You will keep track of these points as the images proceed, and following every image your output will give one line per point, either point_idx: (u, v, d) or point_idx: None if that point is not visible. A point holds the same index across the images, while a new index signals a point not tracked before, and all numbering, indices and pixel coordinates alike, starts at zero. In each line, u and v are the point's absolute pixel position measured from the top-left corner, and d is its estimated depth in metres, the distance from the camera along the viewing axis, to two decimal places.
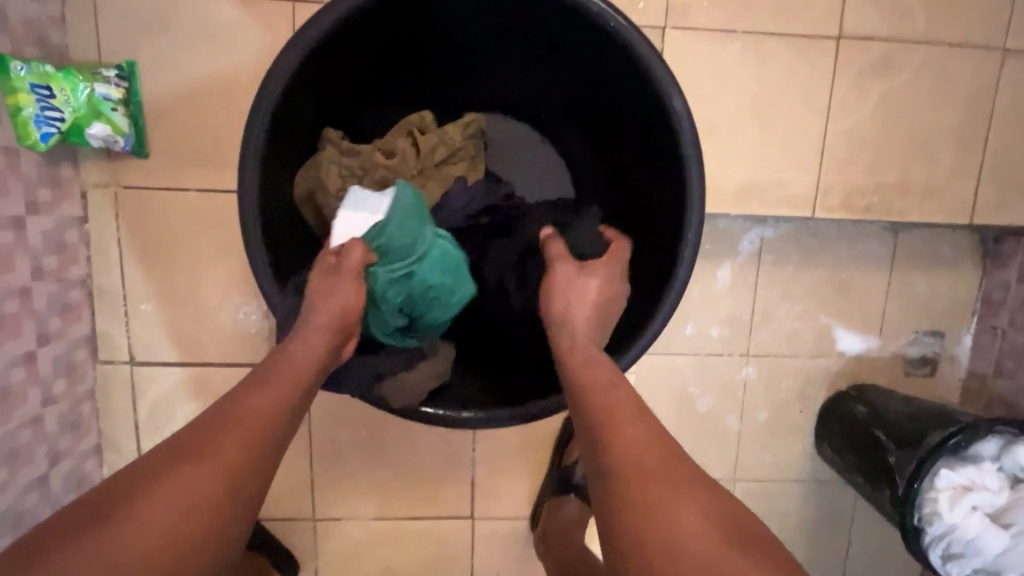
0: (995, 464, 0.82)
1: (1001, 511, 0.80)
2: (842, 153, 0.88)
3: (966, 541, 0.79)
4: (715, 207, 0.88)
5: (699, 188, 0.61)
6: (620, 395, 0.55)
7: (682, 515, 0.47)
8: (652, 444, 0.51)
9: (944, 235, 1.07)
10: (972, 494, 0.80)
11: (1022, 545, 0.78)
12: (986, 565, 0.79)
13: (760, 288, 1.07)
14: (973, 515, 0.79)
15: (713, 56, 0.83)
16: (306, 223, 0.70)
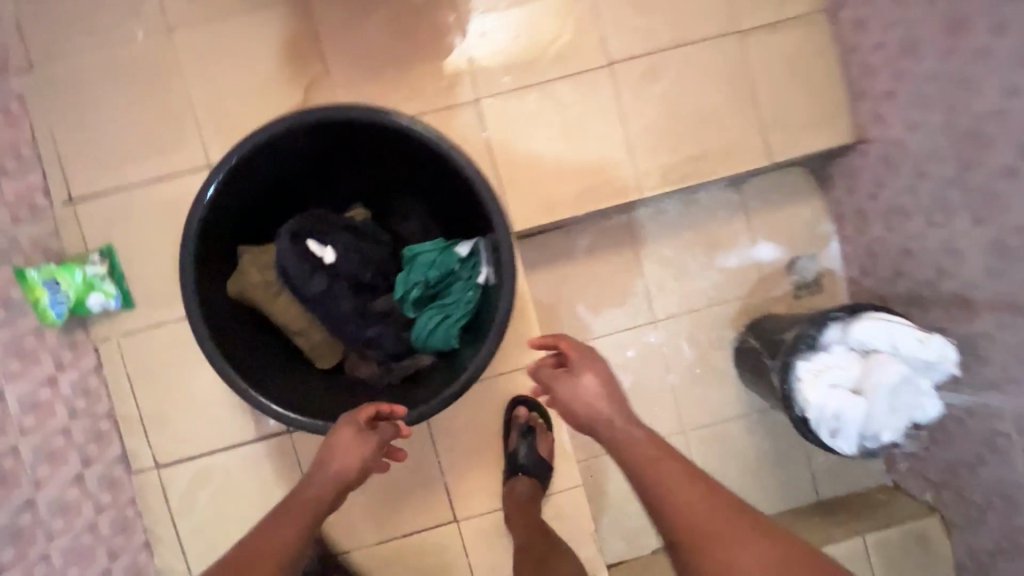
0: (843, 345, 0.96)
1: (858, 382, 0.94)
2: (646, 144, 1.11)
3: (839, 415, 0.94)
4: (563, 214, 1.11)
5: (499, 216, 0.84)
6: (707, 493, 0.68)
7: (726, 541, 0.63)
8: (740, 526, 0.64)
9: (778, 175, 1.27)
10: (828, 376, 0.95)
11: (880, 404, 0.93)
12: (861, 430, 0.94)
13: (644, 264, 1.27)
14: (837, 392, 0.94)
15: (519, 108, 1.09)
16: (245, 319, 0.94)
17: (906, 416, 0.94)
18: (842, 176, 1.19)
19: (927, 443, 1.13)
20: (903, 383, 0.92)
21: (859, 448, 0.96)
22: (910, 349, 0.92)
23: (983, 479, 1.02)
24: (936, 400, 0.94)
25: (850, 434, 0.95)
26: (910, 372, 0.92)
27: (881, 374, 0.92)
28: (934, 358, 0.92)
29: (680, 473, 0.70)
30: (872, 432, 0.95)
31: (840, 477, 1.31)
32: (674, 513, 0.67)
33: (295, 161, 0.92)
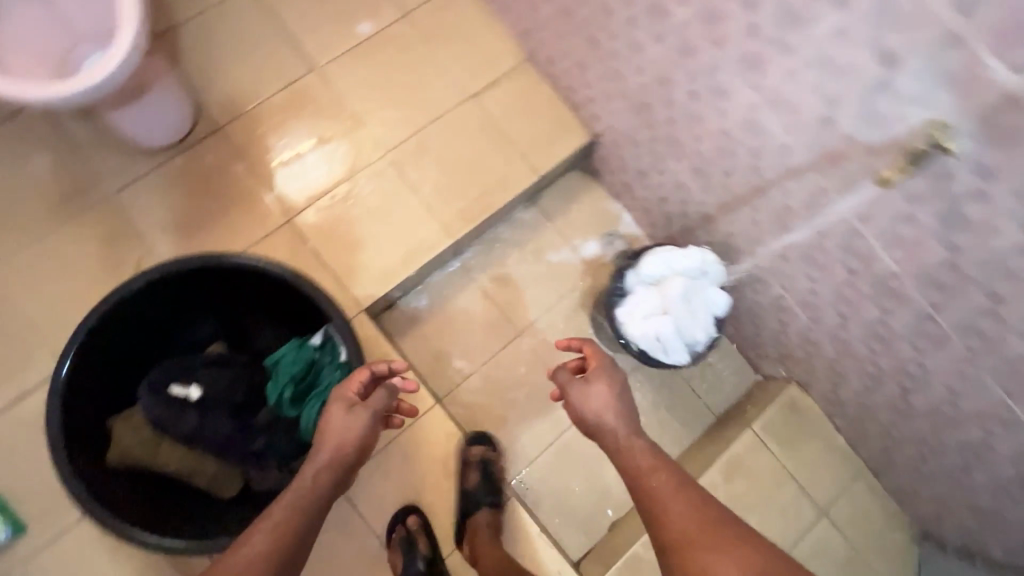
0: (639, 284, 1.19)
1: (661, 305, 1.16)
2: (440, 200, 1.35)
3: (659, 335, 1.15)
4: (397, 278, 1.30)
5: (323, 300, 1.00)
6: (697, 503, 0.85)
7: (711, 546, 0.80)
8: (718, 535, 0.81)
9: (559, 182, 1.55)
10: (639, 310, 1.17)
11: (680, 314, 1.15)
12: (679, 340, 1.16)
13: (489, 292, 1.49)
14: (650, 319, 1.15)
15: (327, 215, 1.31)
16: (138, 480, 1.00)
17: (707, 313, 1.17)
18: (602, 166, 1.50)
19: (755, 330, 1.37)
20: (690, 290, 1.15)
21: (689, 353, 1.17)
22: (682, 263, 1.16)
23: (793, 336, 1.26)
24: (721, 292, 1.18)
25: (676, 345, 1.16)
26: (691, 280, 1.16)
27: (670, 291, 1.15)
28: (703, 262, 1.16)
29: (680, 482, 0.88)
30: (691, 336, 1.16)
31: (724, 390, 1.51)
32: (661, 517, 0.85)
33: (140, 329, 1.03)
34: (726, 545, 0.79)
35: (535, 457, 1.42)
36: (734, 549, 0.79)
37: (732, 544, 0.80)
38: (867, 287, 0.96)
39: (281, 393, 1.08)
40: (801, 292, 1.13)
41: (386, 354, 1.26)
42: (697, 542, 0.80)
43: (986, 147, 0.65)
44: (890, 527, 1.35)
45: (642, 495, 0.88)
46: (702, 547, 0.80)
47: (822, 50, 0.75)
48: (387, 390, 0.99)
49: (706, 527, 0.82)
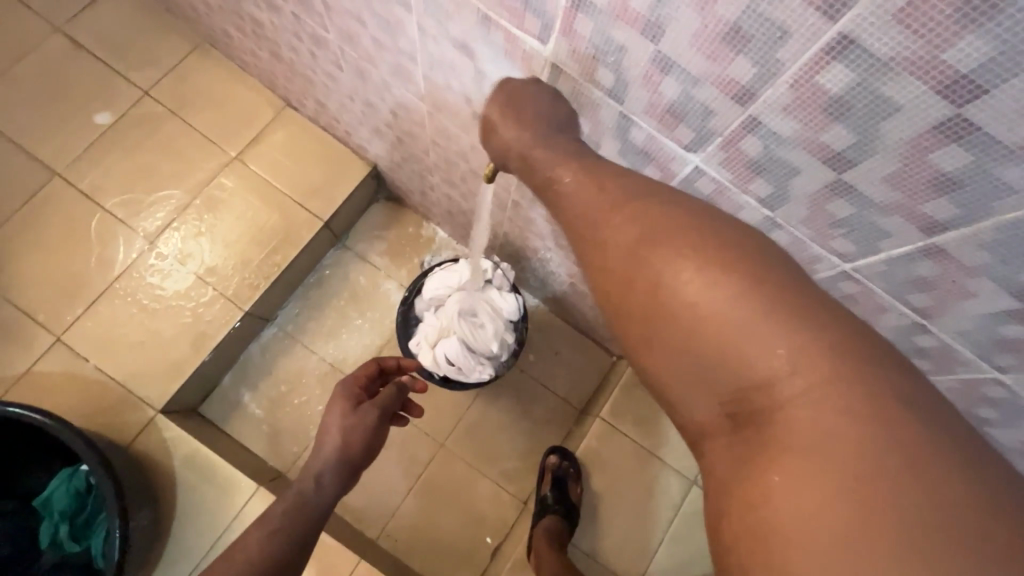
0: (426, 310, 1.17)
1: (443, 329, 1.13)
2: (224, 272, 1.28)
3: (450, 356, 1.11)
4: (192, 366, 1.22)
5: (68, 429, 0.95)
6: (667, 238, 0.42)
7: (692, 325, 0.40)
8: (710, 272, 0.40)
9: (365, 216, 1.50)
10: (428, 336, 1.14)
11: (463, 332, 1.11)
12: (469, 360, 1.12)
13: (316, 348, 1.42)
14: (439, 342, 1.12)
15: (99, 318, 1.21)
16: None
17: (499, 319, 1.14)
18: (399, 190, 1.45)
19: (583, 316, 1.34)
20: (470, 302, 1.13)
21: (488, 366, 1.13)
22: (457, 278, 1.15)
23: (606, 317, 1.23)
24: (510, 295, 1.16)
25: (469, 363, 1.12)
26: (470, 292, 1.14)
27: (450, 308, 1.12)
28: (478, 271, 1.14)
29: (633, 231, 0.43)
30: (485, 349, 1.13)
31: (582, 381, 1.47)
32: (614, 288, 0.44)
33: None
34: (730, 314, 0.39)
35: (399, 505, 1.36)
36: (748, 341, 0.38)
37: (740, 291, 0.39)
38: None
39: (53, 530, 1.00)
40: (579, 276, 1.10)
41: (194, 448, 1.18)
42: (669, 297, 0.41)
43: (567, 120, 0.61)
44: None
45: (590, 239, 0.46)
46: (684, 341, 0.41)
47: (428, 53, 0.71)
48: (399, 388, 0.94)
49: (665, 296, 0.41)
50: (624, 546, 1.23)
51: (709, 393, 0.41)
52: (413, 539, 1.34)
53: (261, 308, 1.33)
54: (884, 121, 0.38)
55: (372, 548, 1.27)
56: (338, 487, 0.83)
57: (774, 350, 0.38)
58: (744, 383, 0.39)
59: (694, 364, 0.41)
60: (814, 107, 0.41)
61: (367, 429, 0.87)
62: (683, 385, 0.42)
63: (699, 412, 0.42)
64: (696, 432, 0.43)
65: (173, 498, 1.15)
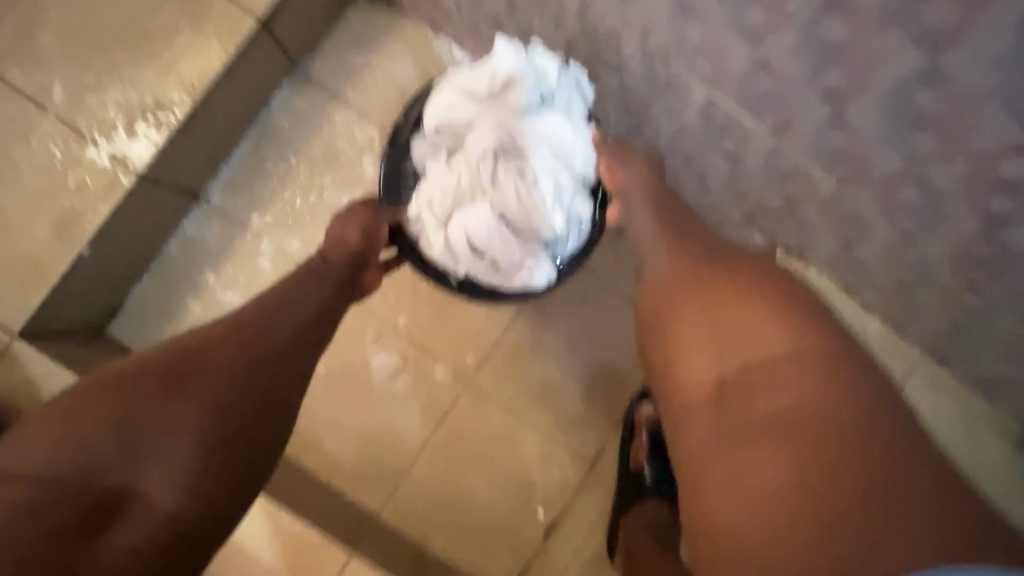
0: (435, 155, 0.76)
1: (469, 185, 0.72)
2: (93, 108, 0.76)
3: (474, 236, 0.72)
4: (61, 265, 0.75)
5: None
6: (739, 298, 0.61)
7: (748, 334, 0.58)
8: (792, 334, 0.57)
9: (335, 27, 0.93)
10: (436, 204, 0.74)
11: (503, 184, 0.71)
12: (507, 233, 0.72)
13: (273, 238, 0.93)
14: (455, 212, 0.73)
15: None
16: None
17: (563, 163, 0.72)
18: None
19: (698, 183, 0.79)
20: (513, 133, 0.71)
21: (544, 255, 0.73)
22: (488, 83, 0.71)
23: (755, 174, 0.69)
24: (582, 121, 0.73)
25: (506, 251, 0.73)
26: (512, 112, 0.71)
27: (478, 144, 0.71)
28: (529, 70, 0.70)
29: (706, 299, 0.62)
30: (537, 220, 0.72)
31: None
32: (694, 300, 0.63)
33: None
34: (775, 346, 0.57)
35: (409, 463, 0.94)
36: (778, 372, 0.56)
37: (810, 363, 0.55)
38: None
39: None
40: (739, 76, 0.54)
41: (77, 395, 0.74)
42: (745, 330, 0.59)
43: None
44: (975, 434, 0.83)
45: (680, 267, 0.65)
46: (729, 338, 0.59)
47: None
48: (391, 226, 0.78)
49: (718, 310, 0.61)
50: None
51: (723, 386, 0.58)
52: (432, 510, 0.93)
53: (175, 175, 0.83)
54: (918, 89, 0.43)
55: (372, 529, 0.87)
56: (304, 321, 0.67)
57: (808, 387, 0.53)
58: (762, 393, 0.55)
59: (738, 374, 0.57)
60: None
61: (363, 225, 0.75)
62: (697, 366, 0.60)
63: (699, 384, 0.59)
64: (686, 403, 0.59)
65: None
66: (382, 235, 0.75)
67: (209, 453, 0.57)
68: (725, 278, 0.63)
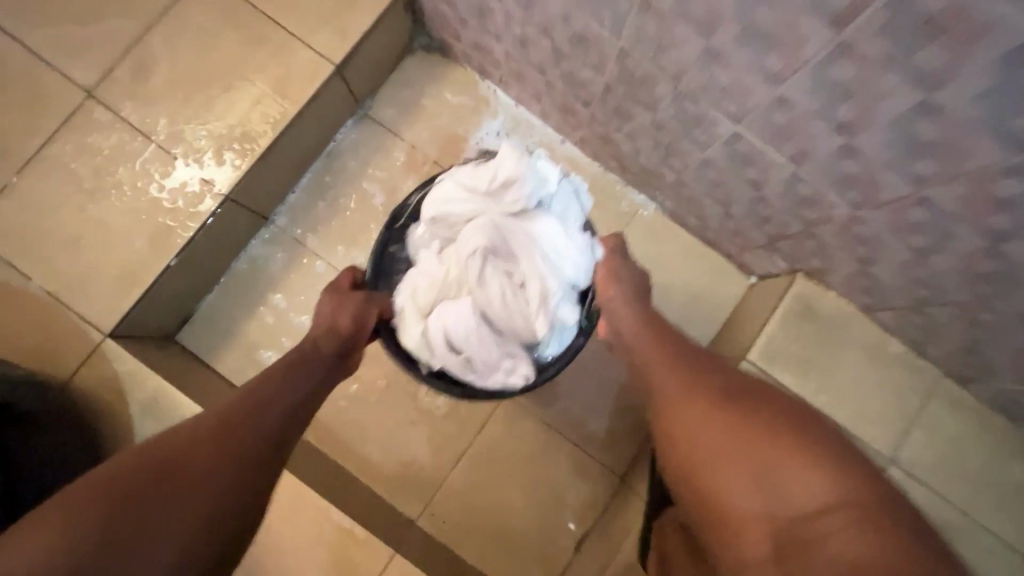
0: (429, 248, 0.84)
1: (456, 284, 0.80)
2: (190, 139, 0.87)
3: (453, 333, 0.78)
4: (153, 274, 0.85)
5: None
6: (764, 439, 0.62)
7: (789, 480, 0.59)
8: (818, 473, 0.59)
9: (395, 73, 1.05)
10: (420, 295, 0.81)
11: (488, 286, 0.79)
12: (477, 330, 0.78)
13: (330, 257, 1.03)
14: (436, 307, 0.79)
15: (17, 202, 0.83)
16: None
17: (552, 270, 0.80)
18: (442, 27, 0.98)
19: (724, 211, 0.87)
20: (505, 238, 0.80)
21: (521, 358, 0.81)
22: (488, 185, 0.81)
23: (778, 201, 0.76)
24: (576, 230, 0.81)
25: (484, 353, 0.79)
26: (507, 216, 0.80)
27: (468, 243, 0.79)
28: (530, 171, 0.79)
29: (732, 437, 0.62)
30: (518, 324, 0.80)
31: (701, 310, 1.03)
32: (725, 442, 0.62)
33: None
34: (822, 494, 0.58)
35: (446, 472, 0.98)
36: (819, 521, 0.57)
37: (826, 487, 0.59)
38: (902, 25, 0.44)
39: None
40: (765, 111, 0.62)
41: (157, 389, 0.82)
42: (782, 481, 0.59)
43: None
44: (999, 456, 0.85)
45: (698, 410, 0.65)
46: (773, 484, 0.60)
47: None
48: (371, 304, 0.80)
49: (759, 450, 0.61)
50: None
51: (762, 533, 0.58)
52: (467, 518, 0.97)
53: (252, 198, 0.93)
54: (909, 126, 0.51)
55: (412, 534, 0.91)
56: (285, 417, 0.64)
57: (859, 533, 0.55)
58: (805, 542, 0.57)
59: (779, 522, 0.58)
60: (975, 26, 0.40)
61: (353, 312, 0.77)
62: (742, 513, 0.60)
63: (749, 536, 0.59)
64: (737, 557, 0.59)
65: None
66: (370, 323, 0.78)
67: (190, 546, 0.53)
68: (747, 419, 0.63)
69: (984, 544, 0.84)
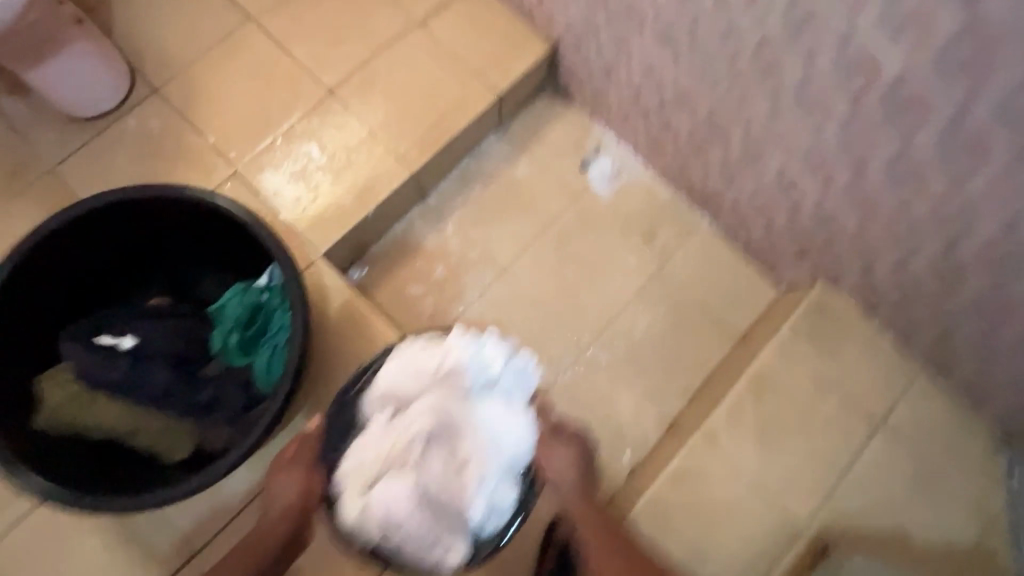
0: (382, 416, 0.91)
1: (394, 461, 0.87)
2: (393, 132, 1.24)
3: (393, 501, 0.86)
4: (357, 218, 1.20)
5: (266, 235, 0.90)
6: None
7: None
8: None
9: (529, 108, 1.43)
10: (366, 467, 0.88)
11: (405, 488, 0.85)
12: (412, 512, 0.85)
13: (464, 231, 1.35)
14: (383, 474, 0.87)
15: (277, 158, 1.21)
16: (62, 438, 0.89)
17: (492, 453, 0.86)
18: (571, 79, 1.36)
19: (766, 226, 1.20)
20: (448, 421, 0.86)
21: (460, 532, 0.88)
22: (439, 366, 0.89)
23: (807, 219, 1.09)
24: (516, 409, 0.89)
25: (417, 528, 0.86)
26: (457, 396, 0.88)
27: (414, 422, 0.87)
28: (475, 359, 0.89)
29: None
30: (456, 503, 0.86)
31: (741, 306, 1.33)
32: None
33: (75, 275, 0.93)
34: None
35: None
36: None
37: None
38: (890, 103, 0.79)
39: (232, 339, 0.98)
40: (803, 152, 0.97)
41: (350, 297, 1.14)
42: None
43: (832, 21, 0.76)
44: (964, 435, 1.12)
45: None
46: None
47: None
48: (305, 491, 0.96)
49: None
50: (798, 477, 1.10)
51: None
52: None
53: (422, 179, 1.29)
54: (894, 164, 0.85)
55: None
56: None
57: None
58: None
59: None
60: (927, 105, 0.76)
61: (301, 486, 0.95)
62: None
63: None
64: None
65: (324, 343, 1.12)
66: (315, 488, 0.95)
67: None
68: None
69: (950, 497, 1.09)
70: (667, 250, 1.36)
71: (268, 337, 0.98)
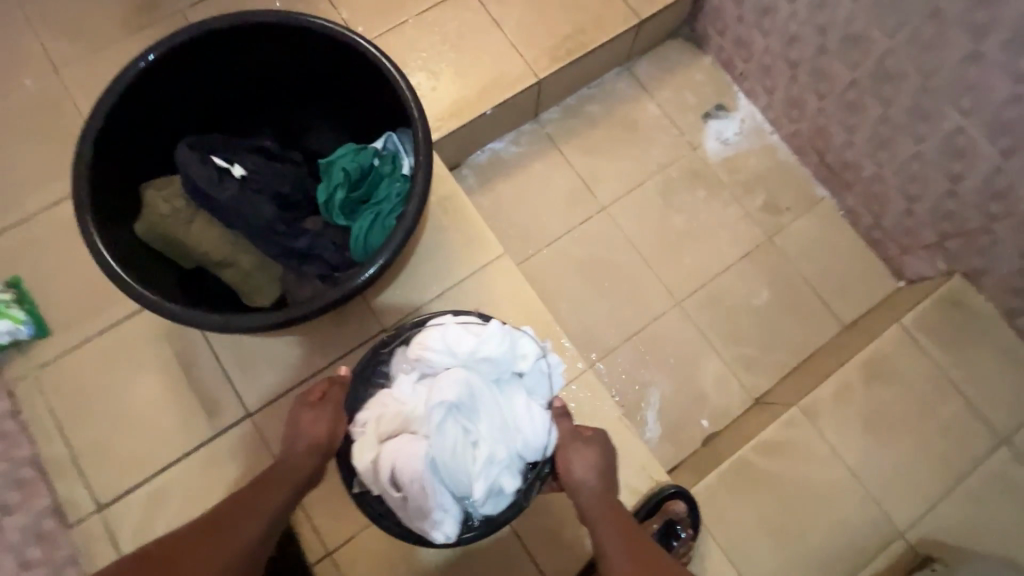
0: (411, 374, 0.82)
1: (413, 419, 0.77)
2: (525, 38, 1.19)
3: (399, 471, 0.74)
4: (473, 114, 1.14)
5: (402, 85, 0.83)
6: None
7: None
8: None
9: (661, 48, 1.34)
10: (382, 422, 0.79)
11: (412, 454, 0.74)
12: (413, 479, 0.73)
13: (570, 159, 1.27)
14: (392, 438, 0.77)
15: (403, 41, 1.17)
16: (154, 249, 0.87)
17: (504, 440, 0.77)
18: (714, 22, 1.28)
19: (910, 203, 1.09)
20: (471, 395, 0.77)
21: (452, 515, 0.75)
22: (470, 347, 0.79)
23: (969, 195, 0.99)
24: (539, 409, 0.80)
25: (415, 498, 0.74)
26: (482, 381, 0.79)
27: (439, 391, 0.76)
28: (508, 352, 0.80)
29: None
30: (458, 480, 0.75)
31: (855, 293, 1.21)
32: None
33: (198, 92, 0.90)
34: None
35: (614, 346, 1.18)
36: None
37: None
38: None
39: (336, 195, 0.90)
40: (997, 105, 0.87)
41: (453, 190, 1.08)
42: None
43: None
44: None
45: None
46: None
47: None
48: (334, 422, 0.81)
49: None
50: (904, 476, 0.99)
51: None
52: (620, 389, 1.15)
53: (542, 94, 1.23)
54: None
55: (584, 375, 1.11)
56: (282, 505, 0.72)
57: None
58: None
59: None
60: None
61: (329, 423, 0.80)
62: None
63: None
64: None
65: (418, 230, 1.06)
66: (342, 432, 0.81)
67: None
68: None
69: None
70: (784, 220, 1.25)
71: (372, 202, 0.91)
